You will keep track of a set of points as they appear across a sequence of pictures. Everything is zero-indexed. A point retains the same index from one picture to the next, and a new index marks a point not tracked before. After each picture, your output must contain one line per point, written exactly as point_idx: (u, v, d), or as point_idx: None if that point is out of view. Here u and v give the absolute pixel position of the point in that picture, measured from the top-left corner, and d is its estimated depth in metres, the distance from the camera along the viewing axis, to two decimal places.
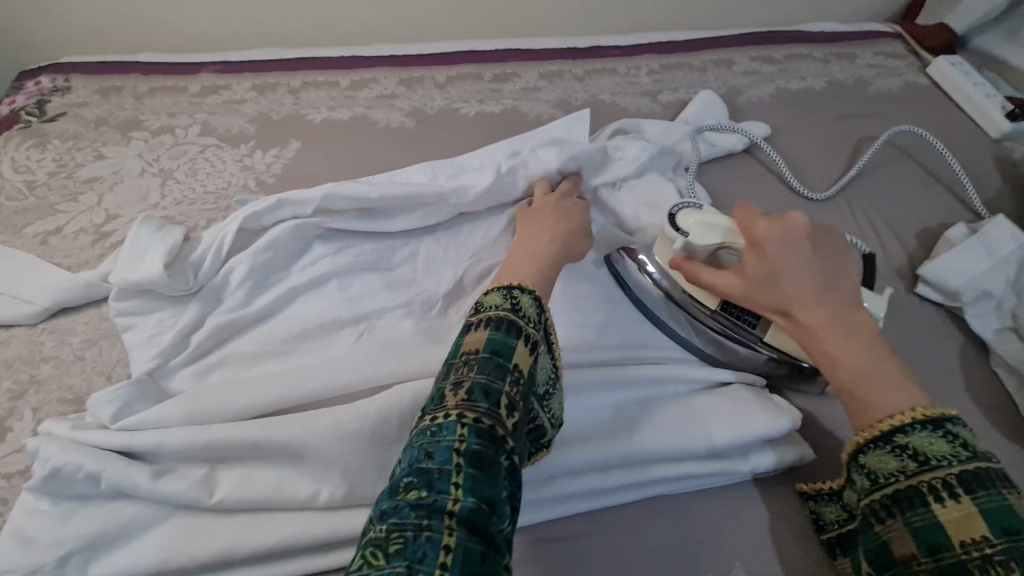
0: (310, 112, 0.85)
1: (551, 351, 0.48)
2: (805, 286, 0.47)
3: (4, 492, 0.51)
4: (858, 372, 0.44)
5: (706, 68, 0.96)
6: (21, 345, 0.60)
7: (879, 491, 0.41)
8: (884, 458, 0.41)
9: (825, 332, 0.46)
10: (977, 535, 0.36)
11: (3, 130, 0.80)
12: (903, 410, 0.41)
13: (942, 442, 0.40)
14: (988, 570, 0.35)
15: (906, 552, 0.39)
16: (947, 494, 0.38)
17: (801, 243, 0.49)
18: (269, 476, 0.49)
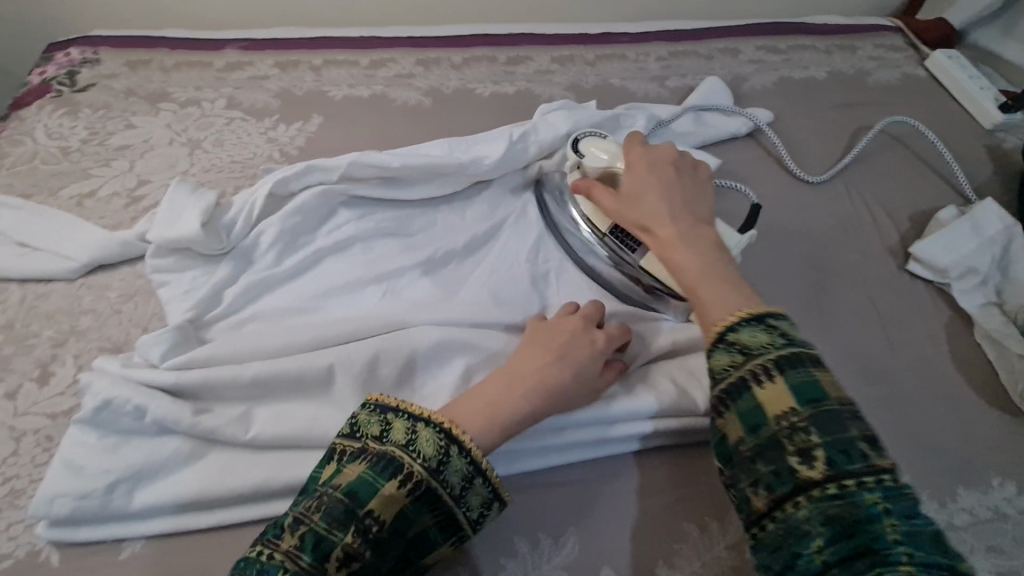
0: (331, 89, 0.89)
1: (480, 477, 0.45)
2: (658, 206, 0.56)
3: (51, 429, 0.55)
4: (698, 277, 0.51)
5: (713, 56, 0.99)
6: (61, 298, 0.64)
7: (716, 386, 0.45)
8: (720, 356, 0.45)
9: (676, 246, 0.53)
10: (788, 408, 0.41)
11: (36, 98, 0.83)
12: (737, 310, 0.47)
13: (763, 333, 0.45)
14: (793, 437, 0.40)
15: (736, 437, 0.43)
16: (765, 377, 0.43)
17: (666, 168, 0.59)
18: (301, 414, 0.53)
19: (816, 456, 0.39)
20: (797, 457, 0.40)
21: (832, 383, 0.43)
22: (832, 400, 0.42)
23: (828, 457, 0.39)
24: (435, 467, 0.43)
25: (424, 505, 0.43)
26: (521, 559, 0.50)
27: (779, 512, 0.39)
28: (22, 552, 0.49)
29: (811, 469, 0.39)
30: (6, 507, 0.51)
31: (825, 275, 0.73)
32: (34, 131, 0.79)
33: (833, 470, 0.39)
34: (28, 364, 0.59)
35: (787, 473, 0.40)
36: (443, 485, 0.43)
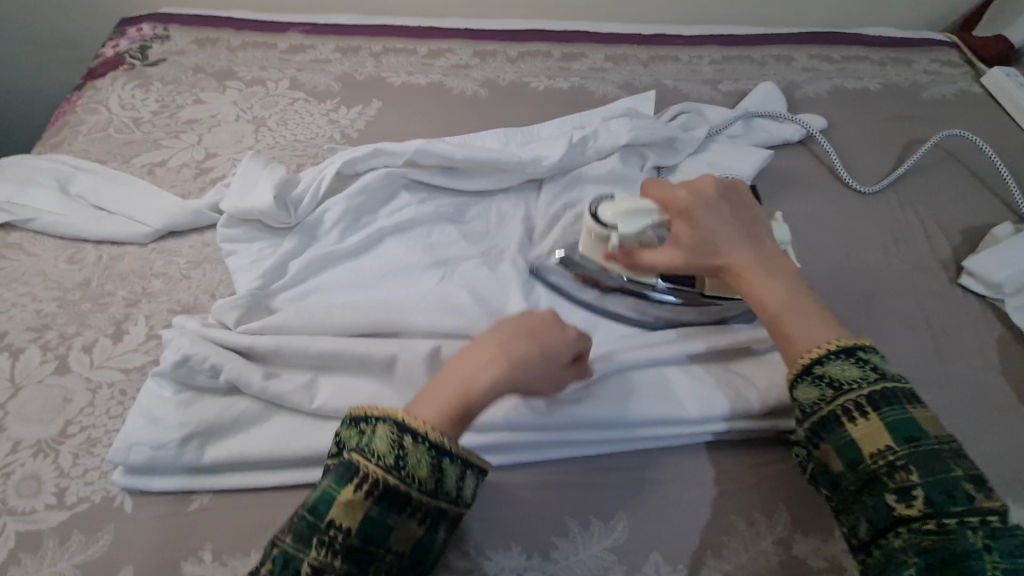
0: (390, 76, 0.91)
1: (447, 458, 0.44)
2: (729, 241, 0.56)
3: (124, 384, 0.57)
4: (780, 312, 0.52)
5: (766, 63, 1.00)
6: (134, 260, 0.66)
7: (807, 418, 0.47)
8: (806, 389, 0.48)
9: (753, 281, 0.54)
10: (884, 445, 0.44)
11: (110, 70, 0.86)
12: (825, 343, 0.49)
13: (852, 369, 0.47)
14: (894, 475, 0.43)
15: (832, 471, 0.46)
16: (859, 414, 0.45)
17: (716, 203, 0.58)
18: (363, 386, 0.55)
19: (915, 494, 0.41)
20: (896, 495, 0.42)
21: (931, 421, 0.44)
22: (933, 439, 0.43)
23: (928, 496, 0.41)
24: (393, 464, 0.42)
25: (387, 507, 0.42)
26: (573, 540, 0.52)
27: (881, 541, 0.42)
28: (98, 497, 0.51)
29: (910, 507, 0.41)
30: (84, 454, 0.53)
31: (877, 284, 0.73)
32: (109, 102, 0.82)
33: (931, 509, 0.41)
34: (104, 321, 0.61)
35: (884, 508, 0.42)
36: (403, 478, 0.42)
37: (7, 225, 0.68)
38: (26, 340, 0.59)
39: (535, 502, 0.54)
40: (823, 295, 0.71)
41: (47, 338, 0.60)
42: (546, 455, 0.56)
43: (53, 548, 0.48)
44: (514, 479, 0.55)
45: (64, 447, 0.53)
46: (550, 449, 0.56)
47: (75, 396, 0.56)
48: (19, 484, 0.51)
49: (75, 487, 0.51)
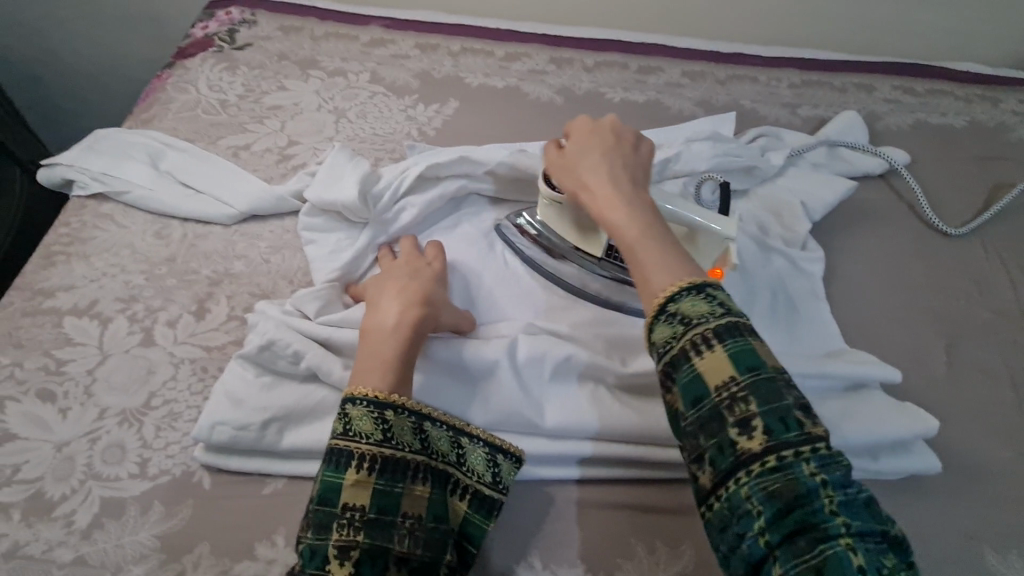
0: (467, 76, 0.91)
1: (430, 421, 0.50)
2: (599, 182, 0.53)
3: (206, 361, 0.59)
4: (633, 240, 0.48)
5: (847, 90, 0.97)
6: (218, 240, 0.68)
7: (659, 361, 0.42)
8: (661, 329, 0.42)
9: (618, 222, 0.50)
10: (727, 378, 0.39)
11: (199, 51, 0.89)
12: (673, 281, 0.44)
13: (702, 304, 0.42)
14: (733, 408, 0.38)
15: (680, 414, 0.40)
16: (705, 348, 0.40)
17: (597, 143, 0.57)
18: (449, 386, 0.55)
19: (754, 426, 0.37)
20: (737, 429, 0.38)
21: (767, 351, 0.40)
22: (770, 370, 0.39)
23: (766, 426, 0.37)
24: (383, 437, 0.47)
25: (391, 477, 0.46)
26: (639, 564, 0.51)
27: (723, 491, 0.37)
28: (178, 471, 0.52)
29: (750, 441, 0.37)
30: (165, 427, 0.54)
31: (959, 331, 0.70)
32: (198, 82, 0.84)
33: (771, 442, 0.37)
34: (187, 297, 0.63)
35: (728, 448, 0.37)
36: (401, 448, 0.47)
37: (99, 195, 0.71)
38: (115, 310, 0.61)
39: (602, 522, 0.53)
40: (899, 336, 0.69)
41: (134, 310, 0.61)
42: (612, 473, 0.55)
43: (135, 517, 0.50)
44: (581, 494, 0.55)
45: (147, 419, 0.55)
46: (616, 467, 0.55)
47: (159, 369, 0.58)
48: (104, 451, 0.53)
49: (157, 459, 0.53)
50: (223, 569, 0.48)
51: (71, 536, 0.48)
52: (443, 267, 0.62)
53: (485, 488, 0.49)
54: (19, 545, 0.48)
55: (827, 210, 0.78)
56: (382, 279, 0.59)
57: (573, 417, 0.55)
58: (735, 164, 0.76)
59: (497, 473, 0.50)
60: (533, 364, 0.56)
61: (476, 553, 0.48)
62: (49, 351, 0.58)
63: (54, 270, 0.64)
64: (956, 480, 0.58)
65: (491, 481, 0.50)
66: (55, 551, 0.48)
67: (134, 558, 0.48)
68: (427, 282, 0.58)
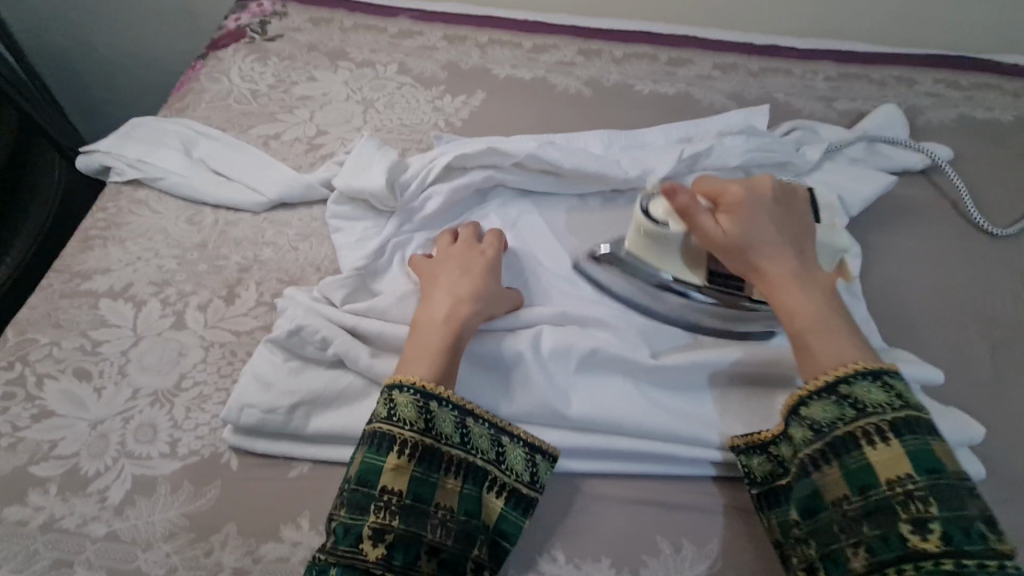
0: (494, 68, 0.91)
1: (473, 417, 0.50)
2: (773, 249, 0.53)
3: (235, 345, 0.59)
4: (810, 328, 0.50)
5: (886, 84, 0.94)
6: (248, 227, 0.69)
7: (822, 439, 0.47)
8: (828, 407, 0.47)
9: (789, 294, 0.51)
10: (903, 474, 0.44)
11: (231, 42, 0.90)
12: (855, 363, 0.48)
13: (880, 393, 0.46)
14: (908, 504, 0.43)
15: (838, 492, 0.46)
16: (879, 438, 0.45)
17: (770, 207, 0.55)
18: (474, 374, 0.55)
19: (931, 528, 0.42)
20: (910, 526, 0.42)
21: (949, 455, 0.44)
22: (951, 473, 0.43)
23: (946, 532, 0.41)
24: (426, 426, 0.47)
25: (429, 466, 0.47)
26: (665, 562, 0.50)
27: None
28: (207, 452, 0.53)
29: (926, 540, 0.41)
30: (196, 409, 0.55)
31: (1006, 334, 0.67)
32: (230, 72, 0.85)
33: (949, 546, 0.41)
34: (218, 283, 0.64)
35: (897, 539, 0.42)
36: (440, 439, 0.48)
37: (136, 181, 0.72)
38: (149, 293, 0.62)
39: (627, 516, 0.53)
40: (939, 336, 0.67)
41: (167, 293, 0.63)
42: (638, 468, 0.54)
43: (166, 495, 0.51)
44: (606, 488, 0.54)
45: (178, 400, 0.56)
46: (641, 462, 0.54)
47: (190, 351, 0.59)
48: (137, 430, 0.54)
49: (188, 439, 0.53)
50: (250, 550, 0.48)
51: (104, 511, 0.50)
52: (493, 254, 0.61)
53: (522, 487, 0.49)
54: (55, 518, 0.49)
55: (865, 204, 0.76)
56: (435, 267, 0.60)
57: (600, 410, 0.54)
58: (766, 160, 0.74)
59: (534, 472, 0.51)
60: (560, 357, 0.56)
61: (510, 550, 0.48)
62: (86, 331, 0.59)
63: (92, 253, 0.65)
64: (1002, 490, 0.56)
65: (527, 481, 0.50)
66: (88, 526, 0.49)
67: (164, 535, 0.49)
68: (480, 272, 0.58)
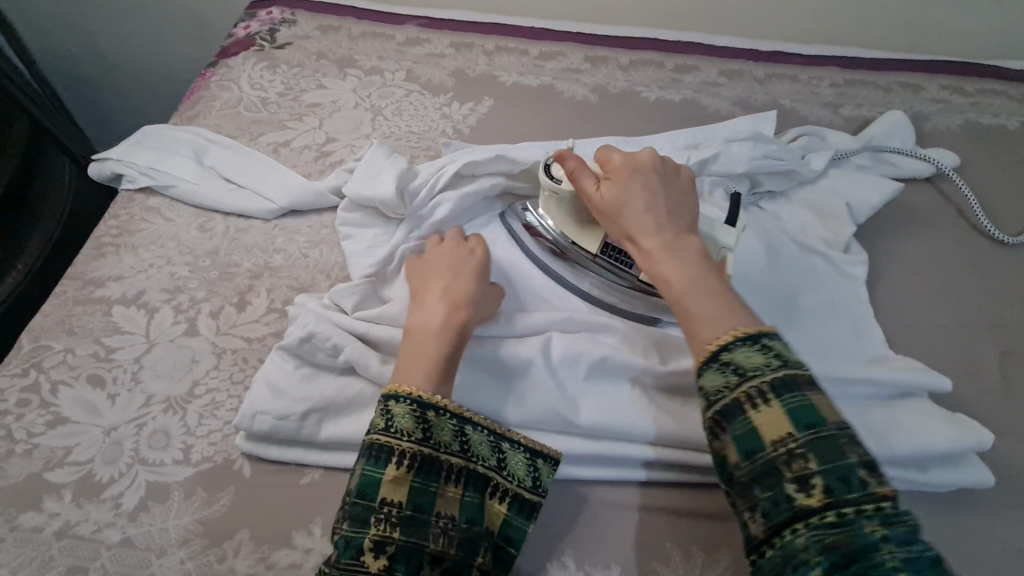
0: (502, 75, 0.91)
1: (471, 425, 0.49)
2: (648, 213, 0.53)
3: (246, 351, 0.60)
4: (682, 293, 0.48)
5: (892, 90, 0.94)
6: (259, 234, 0.69)
7: (709, 409, 0.43)
8: (711, 376, 0.44)
9: (660, 261, 0.50)
10: (785, 433, 0.40)
11: (241, 50, 0.91)
12: (729, 329, 0.45)
13: (756, 354, 0.43)
14: (791, 463, 0.39)
15: (730, 462, 0.42)
16: (761, 401, 0.41)
17: (648, 174, 0.55)
18: (481, 379, 0.56)
19: (813, 484, 0.38)
20: (795, 485, 0.39)
21: (829, 407, 0.41)
22: (831, 426, 0.40)
23: (825, 485, 0.38)
24: (422, 435, 0.47)
25: (428, 475, 0.47)
26: (674, 570, 0.50)
27: (778, 540, 0.38)
28: (220, 458, 0.53)
29: (809, 496, 0.38)
30: (208, 415, 0.56)
31: (1016, 341, 0.67)
32: (240, 80, 0.86)
33: (831, 499, 0.38)
34: (230, 290, 0.64)
35: (784, 501, 0.39)
36: (437, 447, 0.48)
37: (147, 189, 0.73)
38: (161, 301, 0.63)
39: (637, 525, 0.53)
40: (949, 343, 0.67)
41: (179, 300, 0.63)
42: (648, 476, 0.55)
43: (179, 501, 0.51)
44: (616, 494, 0.54)
45: (190, 406, 0.56)
46: (650, 470, 0.55)
47: (202, 358, 0.59)
48: (150, 436, 0.54)
49: (201, 445, 0.54)
50: (263, 557, 0.49)
51: (119, 517, 0.50)
52: (484, 253, 0.61)
53: (524, 492, 0.49)
54: (70, 524, 0.50)
55: (872, 211, 0.76)
56: (428, 267, 0.60)
57: (610, 418, 0.54)
58: (775, 168, 0.74)
59: (536, 477, 0.50)
60: (569, 364, 0.56)
61: (515, 556, 0.48)
62: (99, 338, 0.60)
63: (105, 260, 0.66)
64: (1014, 498, 0.56)
65: (528, 485, 0.50)
66: (103, 532, 0.49)
67: (178, 542, 0.49)
68: (471, 273, 0.58)
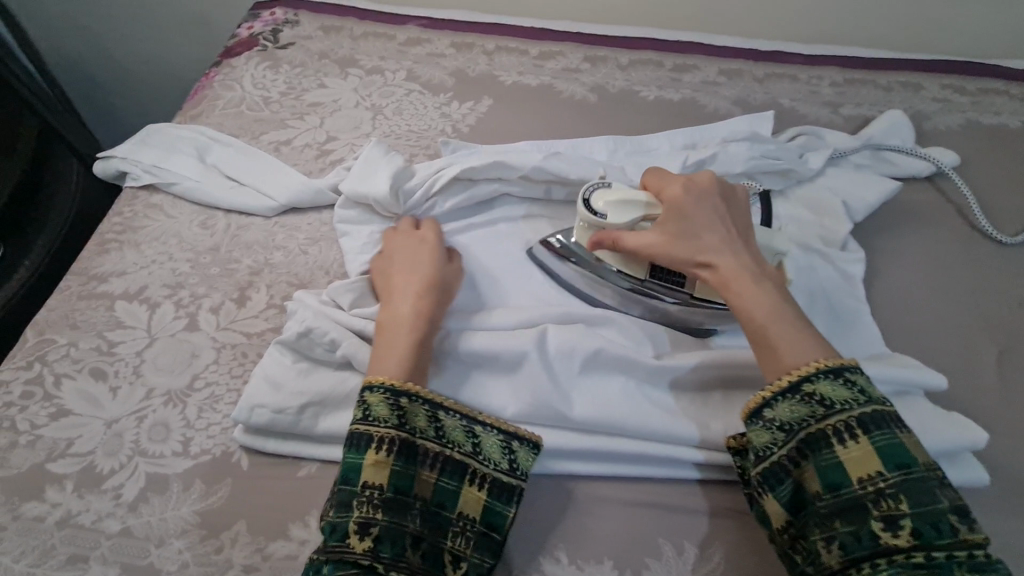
0: (502, 74, 0.92)
1: (444, 411, 0.51)
2: (718, 240, 0.54)
3: (245, 346, 0.61)
4: (766, 321, 0.50)
5: (892, 89, 0.94)
6: (259, 231, 0.70)
7: (795, 438, 0.47)
8: (796, 407, 0.47)
9: (740, 288, 0.52)
10: (874, 471, 0.43)
11: (244, 50, 0.92)
12: (813, 359, 0.47)
13: (843, 390, 0.46)
14: (880, 502, 0.42)
15: (813, 490, 0.45)
16: (849, 436, 0.45)
17: (716, 200, 0.56)
18: (476, 376, 0.56)
19: (901, 524, 0.41)
20: (880, 523, 0.42)
21: (917, 446, 0.44)
22: (922, 468, 0.43)
23: (915, 528, 0.41)
24: (399, 421, 0.49)
25: (407, 460, 0.48)
26: (666, 564, 0.51)
27: (856, 571, 0.41)
28: (218, 450, 0.54)
29: (896, 536, 0.41)
30: (207, 408, 0.56)
31: (1014, 340, 0.67)
32: (243, 80, 0.87)
33: (918, 541, 0.41)
34: (230, 286, 0.65)
35: (868, 538, 0.42)
36: (414, 433, 0.49)
37: (151, 186, 0.74)
38: (162, 296, 0.64)
39: (625, 518, 0.53)
40: (945, 341, 0.67)
41: (180, 296, 0.64)
42: (643, 471, 0.55)
43: (179, 493, 0.52)
44: (607, 488, 0.55)
45: (190, 400, 0.57)
46: (645, 466, 0.55)
47: (202, 353, 0.60)
48: (151, 429, 0.55)
49: (199, 438, 0.55)
50: (259, 548, 0.49)
51: (118, 508, 0.51)
52: (438, 240, 0.63)
53: (502, 475, 0.50)
54: (71, 514, 0.50)
55: (870, 210, 0.76)
56: (391, 259, 0.61)
57: (605, 412, 0.54)
58: (771, 168, 0.74)
59: (513, 460, 0.51)
60: (564, 358, 0.57)
61: (502, 541, 0.48)
62: (102, 332, 0.61)
63: (108, 256, 0.67)
64: (1010, 497, 0.55)
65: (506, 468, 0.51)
66: (103, 521, 0.50)
67: (176, 532, 0.50)
68: (428, 259, 0.60)
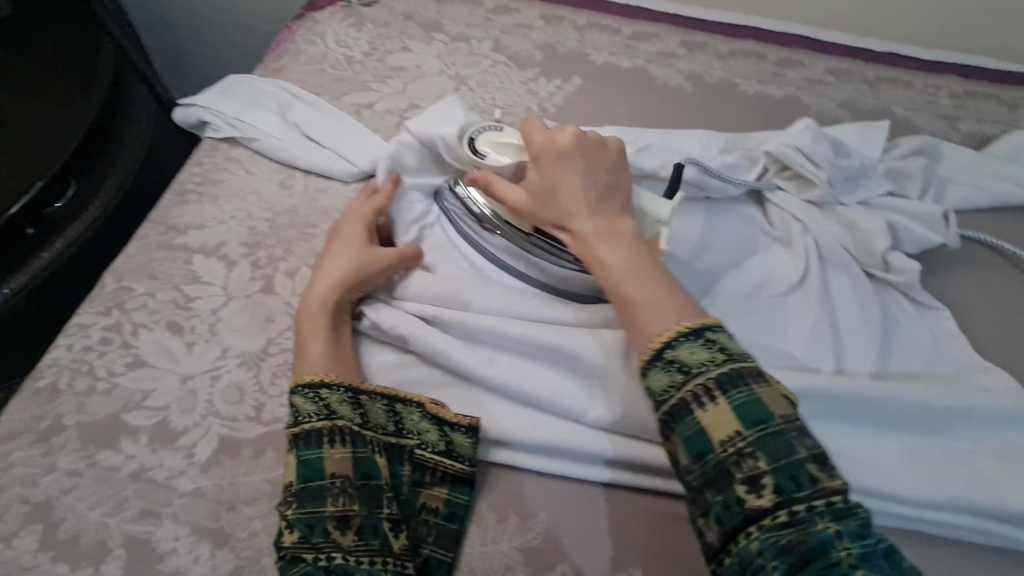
0: (592, 52, 0.87)
1: (324, 385, 0.49)
2: (576, 200, 0.50)
3: None
4: (620, 279, 0.46)
5: (1018, 106, 0.85)
6: (338, 197, 0.68)
7: (658, 408, 0.41)
8: (658, 375, 0.42)
9: (593, 248, 0.48)
10: (731, 432, 0.38)
11: (328, 5, 0.89)
12: (672, 325, 0.43)
13: (700, 351, 0.41)
14: (741, 464, 0.37)
15: (682, 464, 0.40)
16: (707, 399, 0.39)
17: (573, 159, 0.51)
18: (543, 373, 0.53)
19: (763, 484, 0.37)
20: (744, 486, 0.37)
21: (774, 398, 0.39)
22: (779, 420, 0.38)
23: (777, 484, 0.36)
24: (291, 418, 0.47)
25: (307, 445, 0.45)
26: None
27: (734, 545, 0.36)
28: None
29: (761, 498, 0.36)
30: (282, 376, 0.55)
31: None
32: (325, 36, 0.84)
33: (779, 497, 0.36)
34: (307, 251, 0.63)
35: (735, 504, 0.37)
36: (317, 415, 0.47)
37: (230, 139, 0.72)
38: (240, 254, 0.62)
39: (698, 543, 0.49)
40: None
41: (257, 256, 0.62)
42: None
43: (250, 459, 0.51)
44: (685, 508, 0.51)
45: (264, 364, 0.56)
46: None
47: (278, 317, 0.58)
48: (224, 390, 0.54)
49: (273, 406, 0.53)
50: None
51: (190, 467, 0.50)
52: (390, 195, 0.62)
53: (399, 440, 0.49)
54: (144, 468, 0.50)
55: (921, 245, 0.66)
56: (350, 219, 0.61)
57: None
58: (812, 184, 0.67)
59: (398, 420, 0.50)
60: None
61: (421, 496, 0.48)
62: (179, 285, 0.60)
63: (187, 208, 0.66)
64: None
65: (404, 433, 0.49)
66: (176, 479, 0.50)
67: (246, 499, 0.49)
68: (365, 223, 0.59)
